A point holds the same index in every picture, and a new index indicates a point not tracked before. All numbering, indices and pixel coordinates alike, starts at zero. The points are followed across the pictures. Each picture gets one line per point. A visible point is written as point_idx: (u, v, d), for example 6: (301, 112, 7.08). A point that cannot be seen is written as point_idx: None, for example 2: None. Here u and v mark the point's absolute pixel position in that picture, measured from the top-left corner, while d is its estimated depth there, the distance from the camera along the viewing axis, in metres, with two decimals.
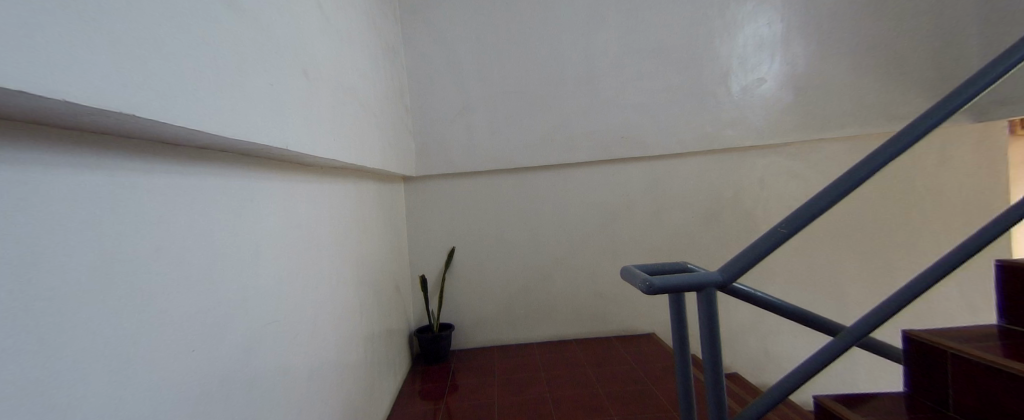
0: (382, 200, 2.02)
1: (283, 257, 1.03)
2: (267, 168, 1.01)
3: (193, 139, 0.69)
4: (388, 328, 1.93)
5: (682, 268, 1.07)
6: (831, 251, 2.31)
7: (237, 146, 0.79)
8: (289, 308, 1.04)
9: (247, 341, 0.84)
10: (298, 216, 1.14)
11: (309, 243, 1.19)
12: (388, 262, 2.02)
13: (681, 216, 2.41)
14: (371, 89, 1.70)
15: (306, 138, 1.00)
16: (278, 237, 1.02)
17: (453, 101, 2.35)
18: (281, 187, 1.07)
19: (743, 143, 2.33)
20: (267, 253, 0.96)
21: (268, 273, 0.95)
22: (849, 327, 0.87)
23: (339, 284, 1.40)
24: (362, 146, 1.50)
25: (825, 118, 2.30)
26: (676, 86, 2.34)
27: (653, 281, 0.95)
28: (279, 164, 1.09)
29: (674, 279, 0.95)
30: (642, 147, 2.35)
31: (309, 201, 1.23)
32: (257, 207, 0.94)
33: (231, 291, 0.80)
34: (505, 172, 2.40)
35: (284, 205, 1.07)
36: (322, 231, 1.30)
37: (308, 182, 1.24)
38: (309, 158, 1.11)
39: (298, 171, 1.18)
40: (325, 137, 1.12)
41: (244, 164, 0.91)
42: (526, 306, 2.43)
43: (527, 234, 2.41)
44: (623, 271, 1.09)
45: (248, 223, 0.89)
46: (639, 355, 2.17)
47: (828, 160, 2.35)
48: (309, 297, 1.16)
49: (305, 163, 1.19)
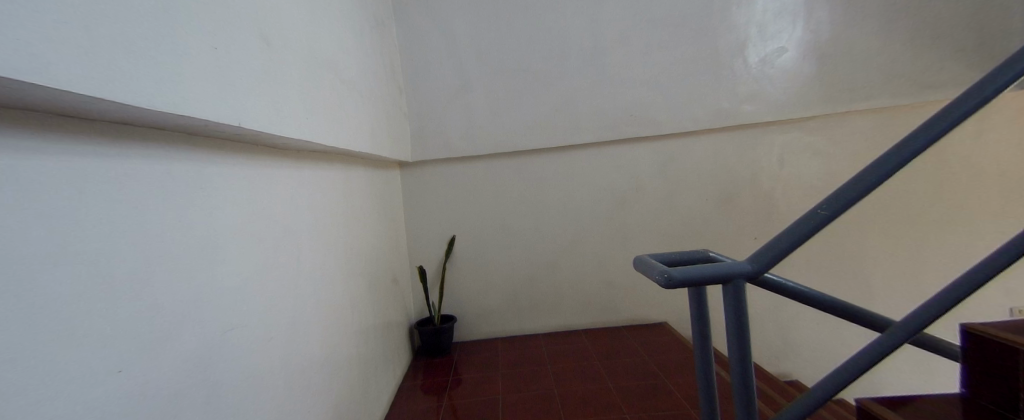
0: (375, 187, 1.90)
1: (252, 254, 0.91)
2: (230, 152, 0.89)
3: (111, 112, 0.55)
4: (385, 322, 1.84)
5: (703, 257, 0.95)
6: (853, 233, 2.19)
7: (176, 122, 0.66)
8: (263, 309, 0.94)
9: (205, 353, 0.73)
10: (271, 205, 1.03)
11: (286, 235, 1.08)
12: (384, 252, 1.92)
13: (694, 198, 2.28)
14: (357, 66, 1.57)
15: (271, 117, 0.87)
16: (244, 230, 0.89)
17: (449, 80, 2.21)
18: (248, 174, 0.95)
19: (762, 118, 2.16)
20: (230, 249, 0.84)
21: (233, 272, 0.84)
22: (898, 323, 0.74)
23: (326, 276, 1.31)
24: (346, 127, 1.38)
25: (852, 90, 2.12)
26: (689, 58, 2.16)
27: (672, 272, 0.83)
28: (246, 146, 0.97)
29: (698, 270, 0.83)
30: (653, 126, 2.20)
31: (284, 190, 1.11)
32: (215, 196, 0.81)
33: (179, 296, 0.68)
34: (506, 155, 2.27)
35: (251, 194, 0.94)
36: (304, 222, 1.19)
37: (283, 168, 1.12)
38: (275, 140, 0.98)
39: (268, 155, 1.06)
40: (296, 116, 1.00)
41: (195, 147, 0.78)
42: (531, 296, 2.32)
43: (530, 220, 2.29)
44: (637, 261, 0.98)
45: (203, 215, 0.76)
46: (651, 345, 2.06)
47: (854, 135, 2.18)
48: (287, 295, 1.05)
49: (276, 146, 1.07)
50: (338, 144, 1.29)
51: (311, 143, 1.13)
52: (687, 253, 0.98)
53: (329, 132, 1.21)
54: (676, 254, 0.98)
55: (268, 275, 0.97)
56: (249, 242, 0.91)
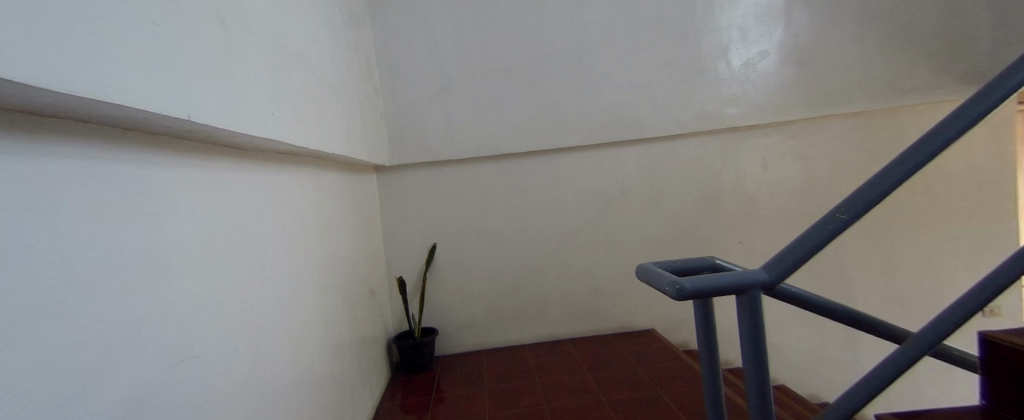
0: (349, 192, 1.76)
1: (203, 270, 0.77)
2: (175, 150, 0.75)
3: (13, 100, 0.43)
4: (361, 338, 1.70)
5: (709, 265, 0.90)
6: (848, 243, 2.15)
7: (101, 112, 0.54)
8: (217, 335, 0.80)
9: (140, 391, 0.60)
10: (229, 213, 0.89)
11: (248, 247, 0.95)
12: (359, 263, 1.77)
13: (680, 202, 2.25)
14: (329, 62, 1.44)
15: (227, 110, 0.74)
16: (193, 243, 0.76)
17: (429, 79, 2.09)
18: (200, 177, 0.81)
19: (747, 121, 2.16)
20: (172, 267, 0.70)
21: (177, 293, 0.70)
22: (916, 334, 0.64)
23: (296, 292, 1.17)
24: (317, 126, 1.25)
25: (830, 94, 2.16)
26: (674, 61, 2.14)
27: (684, 283, 0.76)
28: (199, 144, 0.83)
29: (711, 279, 0.75)
30: (639, 128, 2.16)
31: (246, 196, 0.97)
32: (151, 203, 0.67)
33: (98, 328, 0.55)
34: (489, 158, 2.17)
35: (203, 199, 0.80)
36: (269, 233, 1.05)
37: (244, 171, 0.98)
38: (232, 139, 0.85)
39: (226, 156, 0.92)
40: (260, 112, 0.87)
41: (124, 144, 0.64)
42: (516, 305, 2.22)
43: (515, 226, 2.20)
44: (641, 270, 0.91)
45: (132, 226, 0.63)
46: (641, 354, 2.01)
47: (832, 139, 2.22)
48: (249, 316, 0.92)
49: (234, 146, 0.93)
50: (309, 145, 1.16)
51: (277, 143, 1.01)
52: (693, 260, 0.92)
53: (298, 130, 1.08)
54: (681, 262, 0.91)
55: (225, 295, 0.84)
56: (198, 257, 0.77)
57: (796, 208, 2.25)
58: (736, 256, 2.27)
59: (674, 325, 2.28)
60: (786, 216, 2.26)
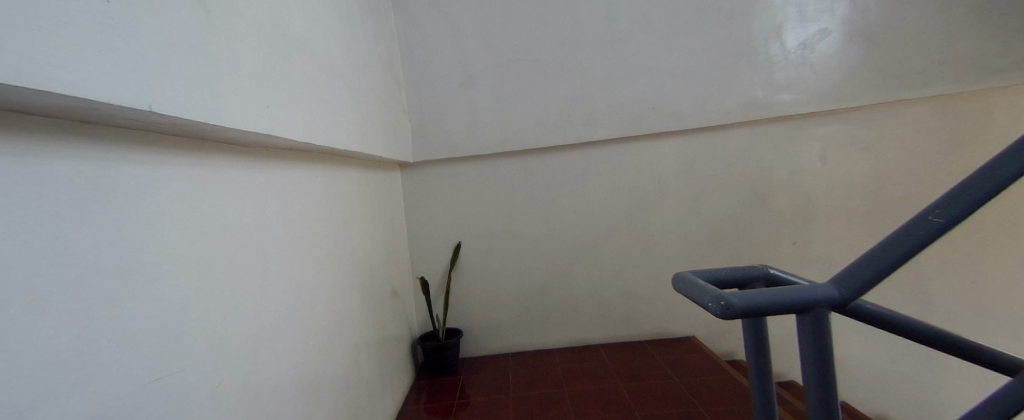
0: (370, 190, 1.74)
1: (185, 276, 0.71)
2: (157, 146, 0.69)
3: None
4: (382, 338, 1.68)
5: (761, 276, 0.77)
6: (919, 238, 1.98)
7: (45, 102, 0.48)
8: (209, 346, 0.74)
9: (101, 412, 0.54)
10: (221, 214, 0.82)
11: (245, 250, 0.89)
12: (381, 261, 1.75)
13: (723, 200, 2.05)
14: (342, 56, 1.40)
15: (202, 100, 0.67)
16: (171, 247, 0.69)
17: (453, 73, 2.04)
18: (187, 177, 0.75)
19: (802, 109, 1.93)
20: (146, 273, 0.63)
21: (152, 302, 0.64)
22: None
23: (309, 293, 1.15)
24: (329, 123, 1.22)
25: (905, 75, 1.87)
26: (716, 44, 1.95)
27: (731, 298, 0.63)
28: (188, 140, 0.77)
29: (765, 294, 0.62)
30: (677, 119, 1.98)
31: (246, 196, 0.92)
32: (117, 203, 0.60)
33: (38, 344, 0.48)
34: (514, 154, 2.08)
35: (187, 200, 0.74)
36: (275, 234, 1.01)
37: (247, 169, 0.94)
38: (219, 134, 0.78)
39: (219, 152, 0.86)
40: (253, 106, 0.82)
41: (93, 140, 0.59)
42: (543, 307, 2.13)
43: (541, 224, 2.10)
44: (679, 280, 0.79)
45: (99, 227, 0.57)
46: (679, 365, 1.85)
47: (906, 127, 1.93)
48: (248, 324, 0.87)
49: (229, 142, 0.87)
50: (316, 141, 1.11)
51: (278, 139, 0.95)
52: (743, 270, 0.79)
53: (304, 127, 1.04)
54: (728, 272, 0.79)
55: (216, 302, 0.78)
56: (181, 261, 0.70)
57: (861, 207, 1.98)
58: (788, 260, 2.04)
59: (715, 334, 2.10)
60: (850, 215, 1.99)
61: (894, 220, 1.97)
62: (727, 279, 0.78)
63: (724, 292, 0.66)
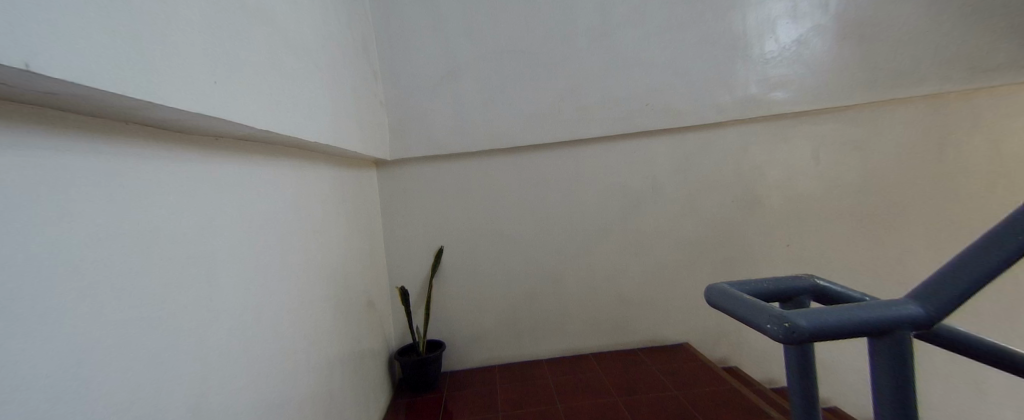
0: (342, 190, 1.55)
1: (85, 309, 0.50)
2: (66, 129, 0.51)
3: None
4: (357, 355, 1.49)
5: (808, 287, 0.71)
6: (911, 239, 1.97)
7: None
8: (129, 400, 0.54)
9: None
10: (148, 220, 0.61)
11: (185, 265, 0.68)
12: (355, 270, 1.56)
13: (718, 200, 1.98)
14: (309, 34, 1.22)
15: (106, 59, 0.46)
16: (57, 270, 0.47)
17: (433, 62, 1.87)
18: (105, 169, 0.55)
19: (796, 107, 1.88)
20: (20, 311, 0.43)
21: (52, 345, 0.45)
22: None
23: (273, 312, 0.96)
24: (294, 107, 1.03)
25: (894, 74, 1.86)
26: (712, 38, 1.87)
27: (797, 319, 0.53)
28: (102, 120, 0.57)
29: (836, 313, 0.53)
30: (672, 116, 1.90)
31: (187, 195, 0.71)
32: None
33: None
34: (501, 151, 1.94)
35: (90, 200, 0.53)
36: (229, 242, 0.81)
37: (191, 161, 0.74)
38: (140, 112, 0.57)
39: (148, 138, 0.65)
40: (204, 80, 0.64)
41: None
42: (532, 315, 1.99)
43: (531, 226, 1.97)
44: (719, 296, 0.71)
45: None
46: (677, 376, 1.77)
47: (895, 127, 1.93)
48: (191, 361, 0.66)
49: (162, 124, 0.66)
50: (279, 129, 0.92)
51: (230, 124, 0.75)
52: (786, 282, 0.72)
53: (264, 110, 0.85)
54: (771, 284, 0.72)
55: (137, 340, 0.57)
56: (82, 289, 0.50)
57: (852, 207, 1.97)
58: (783, 262, 2.00)
59: (710, 340, 2.02)
60: (842, 216, 1.97)
61: (884, 221, 1.97)
62: (770, 293, 0.71)
63: (786, 311, 0.56)
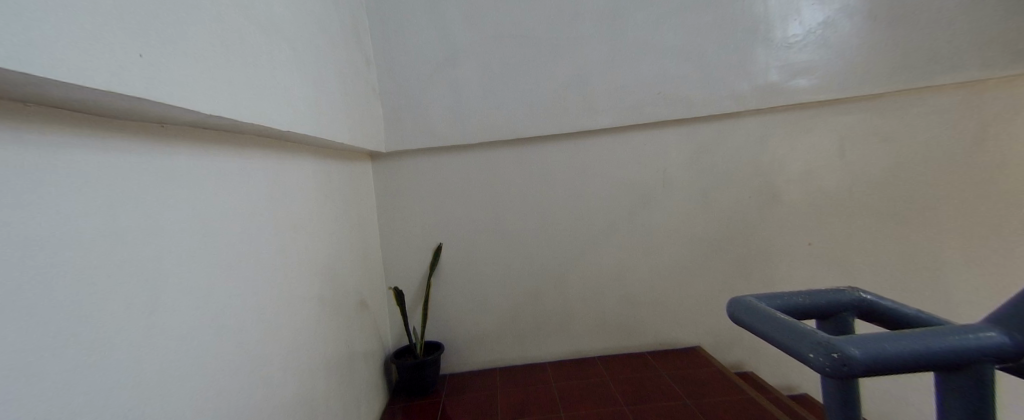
0: (333, 184, 1.46)
1: None
2: None
3: None
4: (348, 359, 1.41)
5: (850, 300, 0.61)
6: (944, 238, 1.83)
7: None
8: None
9: None
10: (40, 221, 0.51)
11: (97, 273, 0.57)
12: (347, 268, 1.48)
13: (733, 196, 1.86)
14: (292, 15, 1.12)
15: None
16: None
17: (431, 49, 1.76)
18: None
19: (820, 96, 1.74)
20: None
21: None
22: None
23: (238, 319, 0.87)
24: (267, 94, 0.94)
25: (931, 59, 1.71)
26: (730, 21, 1.74)
27: (847, 349, 0.44)
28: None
29: (895, 340, 0.44)
30: (685, 105, 1.77)
31: (102, 190, 0.60)
32: None
33: None
34: (502, 143, 1.83)
35: None
36: (164, 245, 0.70)
37: (113, 152, 0.63)
38: (27, 89, 0.46)
39: (45, 119, 0.54)
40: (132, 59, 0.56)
41: None
42: (535, 316, 1.90)
43: (533, 223, 1.87)
44: (744, 312, 0.62)
45: None
46: (687, 382, 1.67)
47: (930, 117, 1.78)
48: (105, 388, 0.56)
49: (66, 103, 0.55)
50: (239, 117, 0.81)
51: (161, 108, 0.64)
52: (823, 296, 0.61)
53: (218, 95, 0.75)
54: (805, 299, 0.62)
55: (31, 367, 0.47)
56: None
57: (880, 204, 1.83)
58: (802, 261, 1.87)
59: (723, 344, 1.92)
60: (868, 213, 1.84)
61: (915, 219, 1.83)
62: (802, 309, 0.61)
63: (833, 337, 0.47)
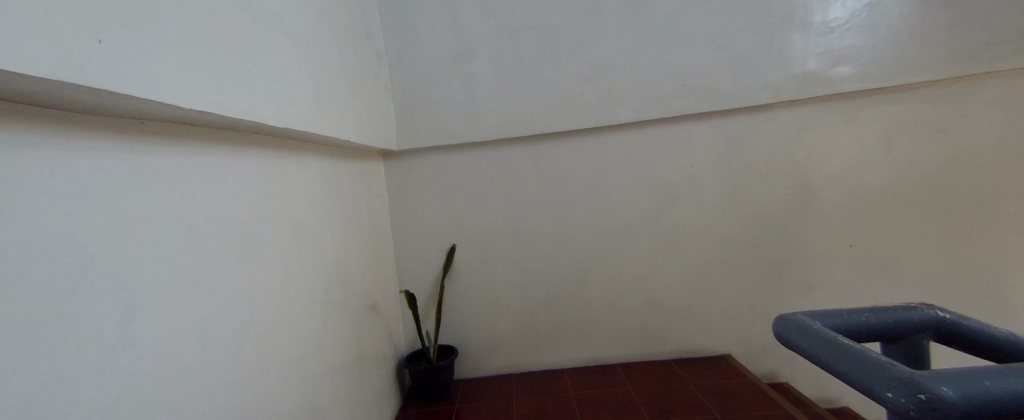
0: (343, 185, 1.42)
1: None
2: None
3: None
4: (359, 365, 1.37)
5: (926, 321, 0.48)
6: (1008, 240, 1.65)
7: None
8: None
9: None
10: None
11: (65, 290, 0.50)
12: (357, 271, 1.44)
13: (766, 194, 1.73)
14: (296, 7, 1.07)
15: None
16: None
17: (442, 43, 1.70)
18: None
19: (864, 84, 1.60)
20: None
21: None
22: None
23: (242, 328, 0.83)
24: (271, 90, 0.89)
25: (995, 40, 1.53)
26: (762, 5, 1.60)
27: (937, 387, 0.35)
28: None
29: (1000, 378, 0.35)
30: (713, 97, 1.65)
31: (77, 197, 0.53)
32: None
33: None
34: (517, 140, 1.76)
35: None
36: (154, 255, 0.64)
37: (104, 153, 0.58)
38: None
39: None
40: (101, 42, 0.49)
41: None
42: (552, 320, 1.82)
43: (549, 223, 1.79)
44: (792, 330, 0.53)
45: None
46: (716, 395, 1.55)
47: (993, 105, 1.60)
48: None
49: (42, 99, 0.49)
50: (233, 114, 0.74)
51: (145, 103, 0.58)
52: (892, 315, 0.49)
53: (209, 88, 0.67)
54: (869, 319, 0.50)
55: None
56: None
57: (932, 202, 1.66)
58: (843, 264, 1.72)
59: (754, 352, 1.80)
60: (919, 212, 1.67)
61: (973, 218, 1.65)
62: (866, 332, 0.50)
63: (914, 371, 0.38)
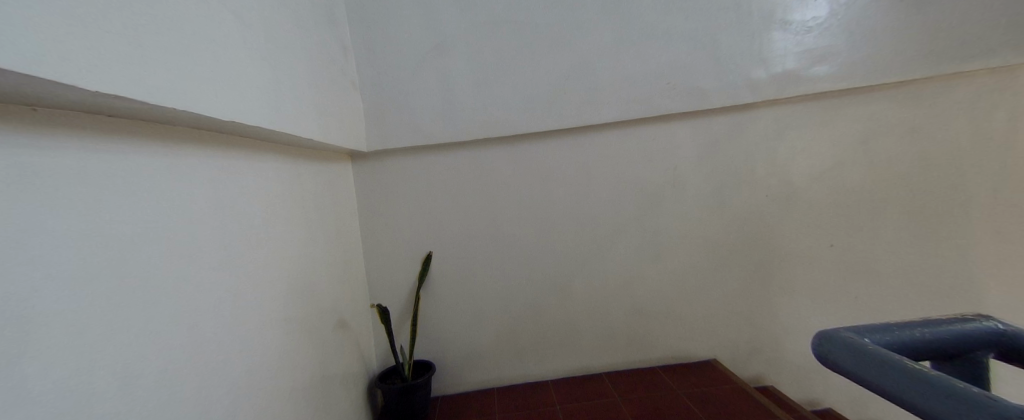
0: (307, 188, 1.28)
1: None
2: None
3: None
4: (326, 389, 1.23)
5: (985, 334, 0.45)
6: (977, 237, 1.70)
7: None
8: None
9: None
10: None
11: None
12: (323, 284, 1.31)
13: (750, 194, 1.71)
14: None
15: None
16: None
17: (415, 37, 1.59)
18: None
19: (840, 84, 1.61)
20: None
21: None
22: None
23: (180, 360, 0.69)
24: (226, 79, 0.77)
25: (961, 43, 1.58)
26: (744, 4, 1.59)
27: None
28: None
29: None
30: (696, 97, 1.62)
31: None
32: None
33: None
34: (497, 140, 1.67)
35: None
36: (60, 270, 0.52)
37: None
38: None
39: None
40: None
41: None
42: (536, 330, 1.73)
43: (532, 227, 1.70)
44: (837, 350, 0.48)
45: None
46: (707, 403, 1.50)
47: (959, 107, 1.65)
48: None
49: None
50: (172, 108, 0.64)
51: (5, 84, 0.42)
52: (949, 330, 0.45)
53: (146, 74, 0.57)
54: (924, 335, 0.46)
55: None
56: None
57: (907, 201, 1.69)
58: (824, 264, 1.72)
59: (741, 356, 1.77)
60: (895, 212, 1.70)
61: (945, 216, 1.69)
62: (922, 350, 0.46)
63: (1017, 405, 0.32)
